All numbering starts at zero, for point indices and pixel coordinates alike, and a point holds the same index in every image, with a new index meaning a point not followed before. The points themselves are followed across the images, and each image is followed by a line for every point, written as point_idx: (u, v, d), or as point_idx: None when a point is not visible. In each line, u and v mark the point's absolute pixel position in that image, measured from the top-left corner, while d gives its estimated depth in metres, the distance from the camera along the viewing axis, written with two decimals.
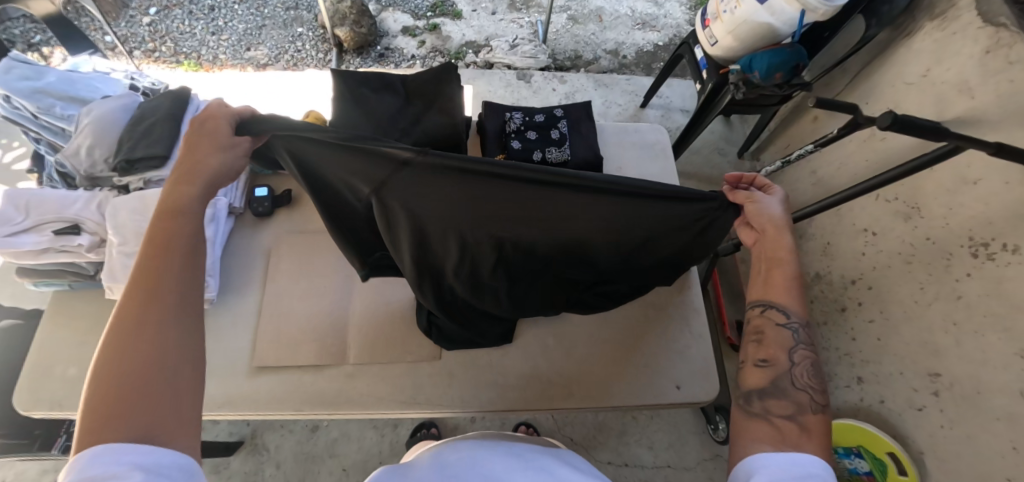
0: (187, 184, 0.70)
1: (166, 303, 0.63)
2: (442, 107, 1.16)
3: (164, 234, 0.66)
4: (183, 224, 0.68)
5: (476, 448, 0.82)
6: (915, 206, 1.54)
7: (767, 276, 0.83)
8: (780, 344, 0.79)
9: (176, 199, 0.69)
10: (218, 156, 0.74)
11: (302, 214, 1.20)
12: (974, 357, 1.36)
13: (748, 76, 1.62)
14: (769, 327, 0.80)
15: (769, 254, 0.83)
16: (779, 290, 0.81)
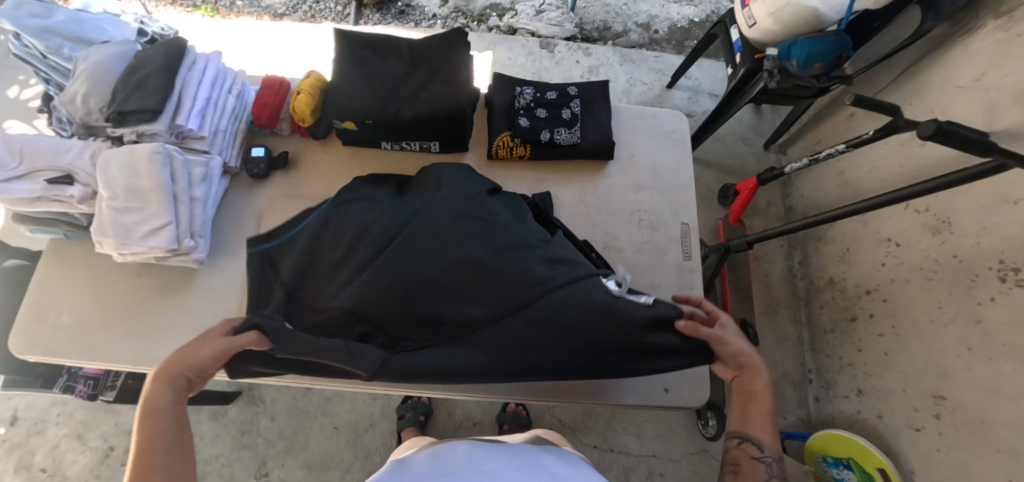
0: (165, 389, 0.77)
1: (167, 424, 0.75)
2: (447, 76, 1.10)
3: (154, 431, 0.73)
4: (161, 423, 0.74)
5: (473, 448, 0.81)
6: (945, 220, 1.44)
7: (753, 410, 0.86)
8: (753, 474, 0.78)
9: (156, 404, 0.76)
10: (201, 361, 0.81)
11: (298, 178, 1.17)
12: (983, 385, 1.31)
13: (785, 64, 1.51)
14: (745, 459, 0.80)
15: (748, 389, 0.89)
16: (759, 429, 0.83)
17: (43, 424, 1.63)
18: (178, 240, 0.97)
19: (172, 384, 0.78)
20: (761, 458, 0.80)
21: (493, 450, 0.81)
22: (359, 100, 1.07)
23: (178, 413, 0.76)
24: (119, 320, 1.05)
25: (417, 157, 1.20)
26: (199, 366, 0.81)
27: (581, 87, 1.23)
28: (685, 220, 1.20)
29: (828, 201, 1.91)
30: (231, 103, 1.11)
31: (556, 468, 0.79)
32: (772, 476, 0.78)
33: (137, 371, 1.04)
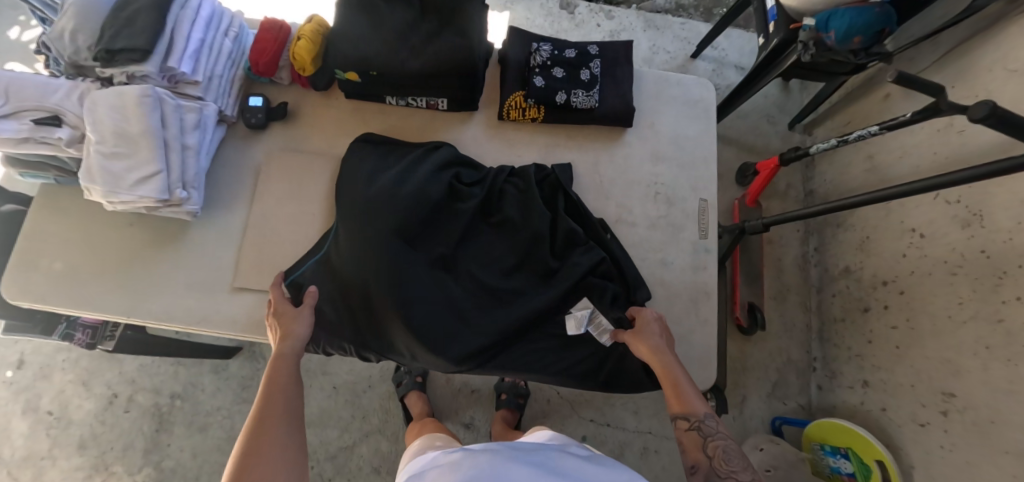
0: (290, 341, 0.89)
1: (287, 381, 0.83)
2: (458, 27, 1.01)
3: (278, 373, 0.83)
4: (285, 368, 0.84)
5: (495, 458, 0.76)
6: (977, 213, 1.36)
7: (674, 392, 0.88)
8: (698, 443, 0.83)
9: (283, 351, 0.87)
10: (303, 325, 0.91)
11: (298, 130, 1.11)
12: (998, 385, 1.26)
13: (822, 36, 1.41)
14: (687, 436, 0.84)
15: (663, 373, 0.90)
16: (688, 401, 0.86)
17: (49, 369, 1.63)
18: (169, 191, 0.92)
19: (292, 339, 0.89)
20: (698, 427, 0.84)
21: (515, 459, 0.77)
22: (363, 49, 1.00)
23: (295, 360, 0.86)
24: (111, 270, 1.02)
25: (424, 114, 1.13)
26: (304, 329, 0.91)
27: (602, 46, 1.14)
28: (703, 196, 1.13)
29: (852, 187, 1.83)
30: (227, 47, 1.04)
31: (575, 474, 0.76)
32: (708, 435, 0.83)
33: (131, 323, 1.01)
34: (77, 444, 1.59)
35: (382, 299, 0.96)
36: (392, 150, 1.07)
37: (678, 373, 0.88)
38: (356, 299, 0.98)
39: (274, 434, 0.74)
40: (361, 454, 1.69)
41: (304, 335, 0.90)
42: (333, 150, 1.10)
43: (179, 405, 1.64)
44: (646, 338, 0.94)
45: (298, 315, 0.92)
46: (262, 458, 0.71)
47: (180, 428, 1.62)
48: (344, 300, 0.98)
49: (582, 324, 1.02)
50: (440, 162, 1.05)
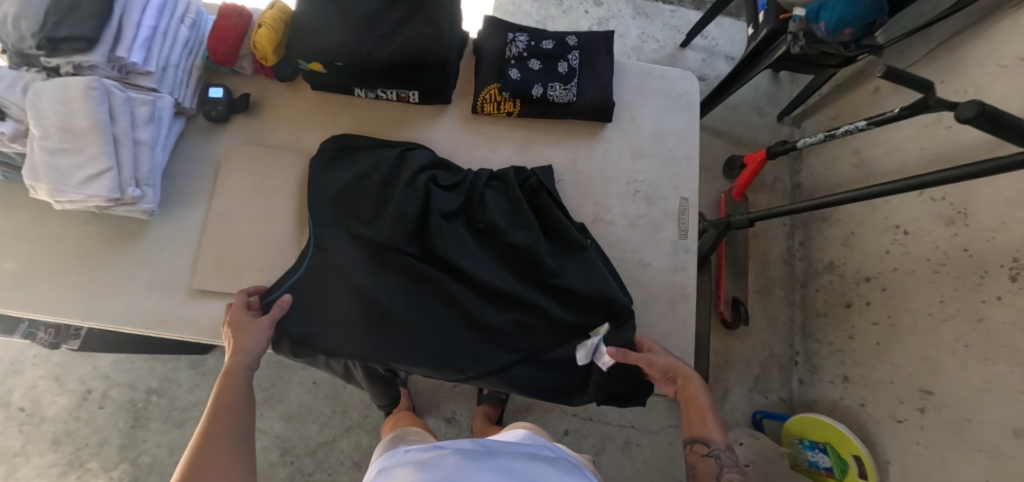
0: (242, 354, 0.84)
1: (238, 393, 0.80)
2: (429, 15, 0.96)
3: (229, 391, 0.79)
4: (236, 383, 0.81)
5: (462, 461, 0.72)
6: (961, 211, 1.34)
7: (695, 416, 0.88)
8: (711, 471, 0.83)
9: (234, 366, 0.83)
10: (258, 335, 0.86)
11: (261, 123, 1.06)
12: (975, 385, 1.26)
13: (813, 27, 1.38)
14: (700, 460, 0.84)
15: (687, 396, 0.90)
16: (706, 428, 0.86)
17: (21, 365, 1.59)
18: (121, 189, 0.88)
19: (243, 352, 0.84)
20: (715, 455, 0.84)
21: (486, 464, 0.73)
22: (329, 39, 0.95)
23: (248, 373, 0.82)
24: (64, 270, 0.96)
25: (395, 108, 1.08)
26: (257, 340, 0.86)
27: (581, 37, 1.08)
28: (684, 194, 1.09)
29: (839, 181, 1.81)
30: (183, 34, 0.98)
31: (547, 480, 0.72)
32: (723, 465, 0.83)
33: (86, 326, 0.96)
34: (50, 440, 1.56)
35: (364, 308, 0.94)
36: (364, 155, 1.02)
37: (706, 400, 0.87)
38: (343, 319, 0.93)
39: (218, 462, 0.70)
40: (342, 449, 1.67)
41: (257, 348, 0.85)
42: (300, 144, 1.05)
43: (155, 401, 1.60)
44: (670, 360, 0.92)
45: (253, 326, 0.87)
46: None
47: (156, 423, 1.59)
48: (329, 320, 0.93)
49: (592, 355, 0.95)
50: (415, 166, 0.99)
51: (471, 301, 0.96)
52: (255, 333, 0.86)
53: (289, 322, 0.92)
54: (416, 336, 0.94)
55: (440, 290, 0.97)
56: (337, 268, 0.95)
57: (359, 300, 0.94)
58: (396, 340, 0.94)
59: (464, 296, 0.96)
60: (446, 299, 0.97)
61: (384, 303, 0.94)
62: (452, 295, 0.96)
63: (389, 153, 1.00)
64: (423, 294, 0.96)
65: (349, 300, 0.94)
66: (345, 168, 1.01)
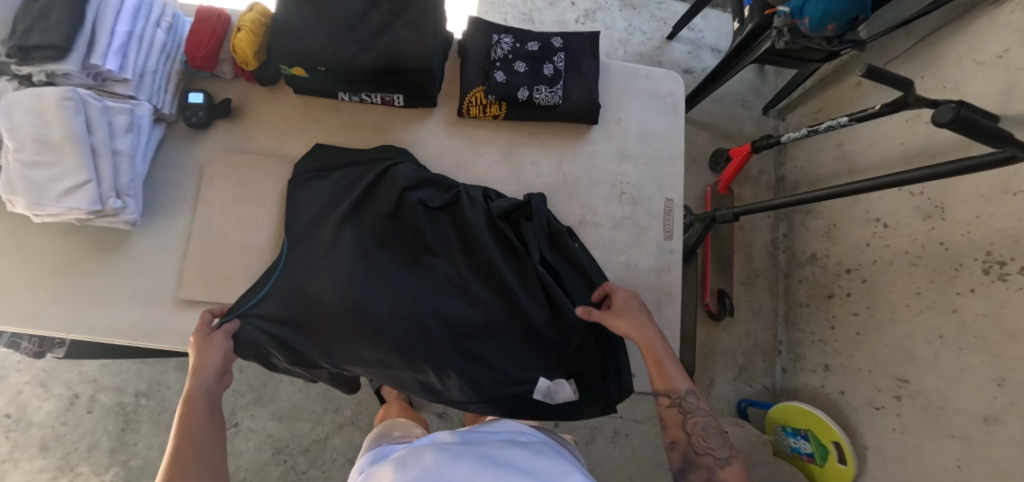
0: (201, 377, 0.84)
1: (200, 418, 0.80)
2: (413, 19, 0.94)
3: (190, 418, 0.79)
4: (196, 409, 0.81)
5: (441, 456, 0.72)
6: (938, 205, 1.37)
7: (656, 370, 0.90)
8: (680, 420, 0.87)
9: (192, 392, 0.83)
10: (215, 355, 0.86)
11: (244, 129, 1.04)
12: (948, 374, 1.31)
13: (797, 22, 1.43)
14: (670, 411, 0.88)
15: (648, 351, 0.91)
16: (668, 381, 0.89)
17: (5, 370, 1.58)
18: (101, 201, 0.86)
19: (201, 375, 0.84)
20: (681, 405, 0.88)
21: (461, 455, 0.73)
22: (311, 44, 0.94)
23: (210, 399, 0.82)
24: (45, 282, 0.95)
25: (379, 111, 1.06)
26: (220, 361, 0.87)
27: (567, 39, 1.07)
28: (670, 195, 1.09)
29: (822, 175, 1.84)
30: (160, 38, 0.96)
31: (523, 464, 0.73)
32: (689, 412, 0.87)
33: (71, 338, 0.95)
34: (39, 445, 1.55)
35: (342, 314, 0.94)
36: (348, 171, 1.00)
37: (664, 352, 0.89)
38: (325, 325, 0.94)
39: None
40: (335, 446, 1.69)
41: (214, 370, 0.85)
42: (284, 149, 1.04)
43: (144, 403, 1.60)
44: (629, 317, 0.94)
45: (209, 345, 0.87)
46: None
47: (146, 426, 1.59)
48: (310, 332, 0.93)
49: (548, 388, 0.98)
50: (402, 181, 0.99)
51: (445, 310, 0.97)
52: (213, 359, 0.86)
53: (266, 335, 0.91)
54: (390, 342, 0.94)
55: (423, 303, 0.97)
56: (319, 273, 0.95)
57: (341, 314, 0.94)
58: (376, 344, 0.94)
59: (447, 309, 0.97)
60: (429, 312, 0.96)
61: (361, 308, 0.94)
62: (436, 310, 0.97)
63: (375, 168, 0.99)
64: (404, 307, 0.96)
65: (320, 305, 0.94)
66: (327, 185, 0.99)
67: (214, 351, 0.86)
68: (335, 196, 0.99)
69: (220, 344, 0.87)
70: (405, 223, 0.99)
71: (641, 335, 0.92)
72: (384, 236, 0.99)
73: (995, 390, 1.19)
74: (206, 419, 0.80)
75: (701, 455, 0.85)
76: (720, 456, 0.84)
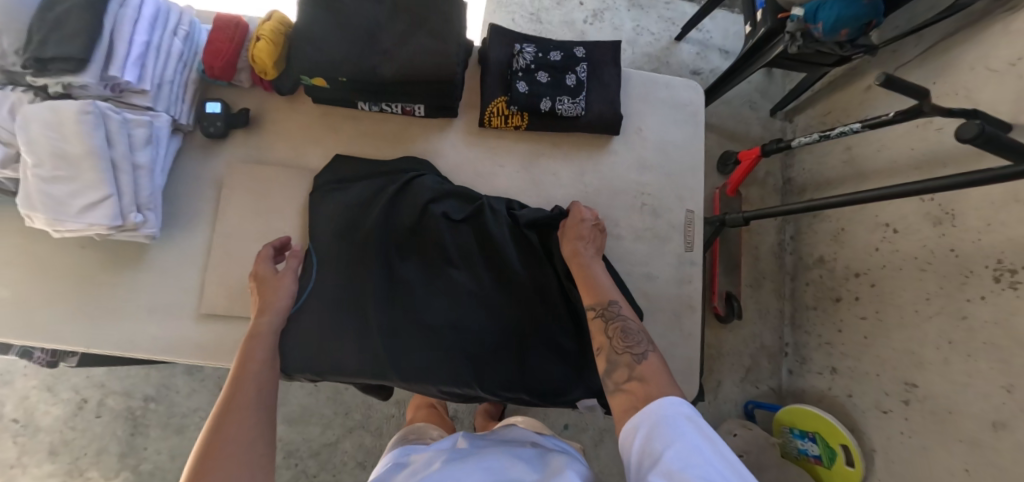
0: (270, 314, 0.88)
1: (258, 355, 0.82)
2: (435, 29, 0.92)
3: (252, 351, 0.82)
4: (260, 345, 0.84)
5: (448, 463, 0.81)
6: (949, 212, 1.38)
7: (586, 285, 0.88)
8: (602, 326, 0.81)
9: (260, 327, 0.86)
10: (283, 295, 0.90)
11: (261, 139, 1.02)
12: (956, 379, 1.33)
13: (809, 26, 1.41)
14: (593, 322, 0.83)
15: (578, 268, 0.91)
16: (591, 294, 0.86)
17: (11, 375, 1.56)
18: (122, 216, 0.85)
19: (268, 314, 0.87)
20: (604, 313, 0.82)
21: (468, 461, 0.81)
22: (330, 53, 0.91)
23: (271, 336, 0.85)
24: (62, 295, 0.93)
25: (398, 121, 1.04)
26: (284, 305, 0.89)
27: (589, 48, 1.06)
28: (690, 206, 1.09)
29: (830, 178, 1.84)
30: (177, 48, 0.94)
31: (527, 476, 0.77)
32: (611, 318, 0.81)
33: (90, 353, 0.94)
34: (47, 451, 1.54)
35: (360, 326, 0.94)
36: (370, 181, 0.99)
37: (593, 267, 0.89)
38: (341, 337, 0.93)
39: (244, 417, 0.73)
40: (344, 449, 1.68)
41: (281, 307, 0.89)
42: (301, 160, 1.02)
43: (153, 408, 1.58)
44: (572, 240, 0.94)
45: (279, 282, 0.90)
46: (221, 434, 0.70)
47: (155, 431, 1.57)
48: (333, 344, 0.93)
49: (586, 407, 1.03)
50: (426, 193, 0.98)
51: (462, 319, 0.96)
52: (284, 295, 0.90)
53: (296, 354, 0.91)
54: (407, 352, 0.94)
55: (447, 317, 0.96)
56: (335, 286, 0.95)
57: (368, 329, 0.94)
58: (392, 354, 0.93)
59: (469, 322, 0.96)
60: (453, 326, 0.95)
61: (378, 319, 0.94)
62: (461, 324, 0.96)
63: (397, 180, 0.99)
64: (429, 321, 0.95)
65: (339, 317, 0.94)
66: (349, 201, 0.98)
67: (284, 290, 0.90)
68: (359, 210, 0.97)
69: (287, 284, 0.91)
70: (428, 235, 0.98)
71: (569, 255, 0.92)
72: (409, 249, 0.98)
73: (1004, 396, 1.21)
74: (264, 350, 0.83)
75: (621, 356, 0.76)
76: (638, 352, 0.75)
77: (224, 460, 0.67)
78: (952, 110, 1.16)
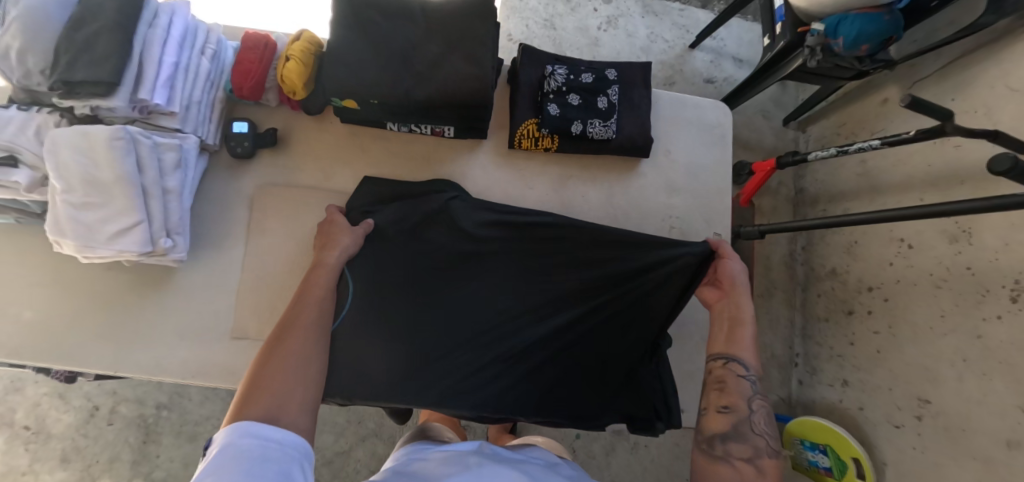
0: (333, 250, 0.87)
1: (318, 288, 0.82)
2: (470, 52, 0.91)
3: (316, 283, 0.82)
4: (323, 279, 0.83)
5: (483, 461, 0.80)
6: (966, 229, 1.37)
7: (733, 331, 0.85)
8: (740, 391, 0.79)
9: (325, 260, 0.85)
10: (348, 238, 0.89)
11: (290, 159, 1.01)
12: (971, 396, 1.31)
13: (830, 41, 1.37)
14: (730, 378, 0.80)
15: (731, 315, 0.86)
16: (741, 347, 0.83)
17: (21, 383, 1.54)
18: (152, 241, 0.84)
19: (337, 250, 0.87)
20: (741, 377, 0.80)
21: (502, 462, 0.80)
22: (360, 76, 0.90)
23: (335, 271, 0.85)
24: (90, 317, 0.92)
25: (428, 141, 1.04)
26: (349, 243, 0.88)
27: (620, 69, 1.05)
28: (718, 230, 1.09)
29: (843, 190, 1.82)
30: (205, 67, 0.92)
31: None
32: (754, 390, 0.79)
33: (119, 375, 0.93)
34: (59, 457, 1.52)
35: (395, 347, 0.90)
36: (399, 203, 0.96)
37: (751, 320, 0.84)
38: (374, 359, 0.89)
39: (304, 337, 0.75)
40: (357, 457, 1.67)
41: (347, 248, 0.88)
42: (330, 181, 1.01)
43: (165, 415, 1.56)
44: (731, 285, 0.89)
45: (345, 228, 0.90)
46: (275, 362, 0.71)
47: (168, 438, 1.55)
48: (367, 367, 0.89)
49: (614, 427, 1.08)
50: (461, 212, 0.95)
51: (499, 339, 0.93)
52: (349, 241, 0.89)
53: (328, 379, 0.86)
54: (443, 373, 0.90)
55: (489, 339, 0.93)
56: (369, 305, 0.91)
57: (406, 351, 0.90)
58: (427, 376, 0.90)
59: (508, 342, 0.93)
60: (491, 347, 0.92)
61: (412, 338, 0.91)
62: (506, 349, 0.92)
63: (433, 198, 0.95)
64: (466, 341, 0.92)
65: (373, 338, 0.90)
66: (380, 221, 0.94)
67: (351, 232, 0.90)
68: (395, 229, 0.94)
69: (350, 231, 0.90)
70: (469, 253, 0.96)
71: (737, 296, 0.86)
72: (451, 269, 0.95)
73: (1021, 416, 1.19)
74: (324, 287, 0.82)
75: (750, 435, 0.75)
76: (772, 445, 0.74)
77: (281, 374, 0.70)
78: (976, 131, 1.09)
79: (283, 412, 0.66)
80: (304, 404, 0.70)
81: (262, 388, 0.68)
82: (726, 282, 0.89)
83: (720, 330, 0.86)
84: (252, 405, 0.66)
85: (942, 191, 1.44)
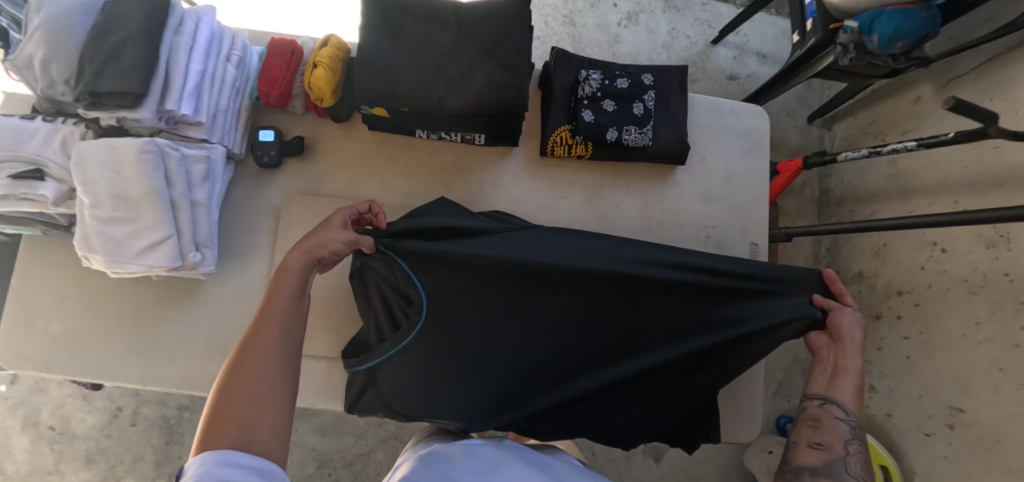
0: (298, 254, 0.77)
1: (280, 298, 0.74)
2: (504, 60, 0.87)
3: (280, 291, 0.74)
4: (287, 285, 0.74)
5: (502, 454, 0.75)
6: (1005, 234, 1.14)
7: (832, 375, 0.81)
8: (837, 433, 0.74)
9: (287, 265, 0.76)
10: (329, 243, 0.79)
11: (315, 168, 0.98)
12: (1007, 408, 1.11)
13: (864, 39, 1.21)
14: (827, 418, 0.76)
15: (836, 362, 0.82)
16: (842, 392, 0.78)
17: (45, 383, 1.51)
18: (182, 255, 0.82)
19: (306, 254, 0.78)
20: (835, 416, 0.76)
21: (518, 456, 0.76)
22: (386, 87, 0.86)
23: (301, 278, 0.76)
24: (119, 331, 0.91)
25: (457, 150, 1.01)
26: (332, 249, 0.79)
27: (655, 74, 1.01)
28: (755, 239, 1.06)
29: (872, 192, 1.65)
30: (231, 74, 0.89)
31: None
32: (853, 434, 0.74)
33: (147, 389, 0.92)
34: (83, 458, 1.50)
35: (435, 359, 0.84)
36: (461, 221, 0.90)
37: (858, 369, 0.80)
38: (415, 369, 0.84)
39: (271, 355, 0.68)
40: (378, 460, 1.58)
41: (322, 251, 0.79)
42: (358, 191, 0.99)
43: (188, 416, 1.53)
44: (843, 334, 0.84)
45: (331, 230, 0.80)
46: (238, 390, 0.64)
47: (191, 439, 1.52)
48: (408, 378, 0.84)
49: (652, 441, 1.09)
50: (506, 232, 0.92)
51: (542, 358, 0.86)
52: (323, 246, 0.79)
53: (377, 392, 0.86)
54: (480, 391, 0.84)
55: (546, 359, 0.86)
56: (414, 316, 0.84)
57: (447, 366, 0.84)
58: (464, 392, 0.84)
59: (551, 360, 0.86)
60: (534, 365, 0.86)
61: (455, 351, 0.84)
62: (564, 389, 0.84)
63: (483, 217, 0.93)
64: (508, 357, 0.85)
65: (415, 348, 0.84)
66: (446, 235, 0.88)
67: (328, 234, 0.79)
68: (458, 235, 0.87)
69: (325, 237, 0.79)
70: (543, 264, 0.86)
71: (849, 348, 0.81)
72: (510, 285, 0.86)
73: None
74: (289, 299, 0.74)
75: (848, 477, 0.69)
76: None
77: (246, 402, 0.63)
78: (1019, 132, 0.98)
79: (254, 442, 0.60)
80: (277, 427, 0.63)
81: (228, 418, 0.61)
82: (834, 332, 0.84)
83: (818, 374, 0.82)
84: (219, 435, 0.60)
85: (979, 195, 1.27)
